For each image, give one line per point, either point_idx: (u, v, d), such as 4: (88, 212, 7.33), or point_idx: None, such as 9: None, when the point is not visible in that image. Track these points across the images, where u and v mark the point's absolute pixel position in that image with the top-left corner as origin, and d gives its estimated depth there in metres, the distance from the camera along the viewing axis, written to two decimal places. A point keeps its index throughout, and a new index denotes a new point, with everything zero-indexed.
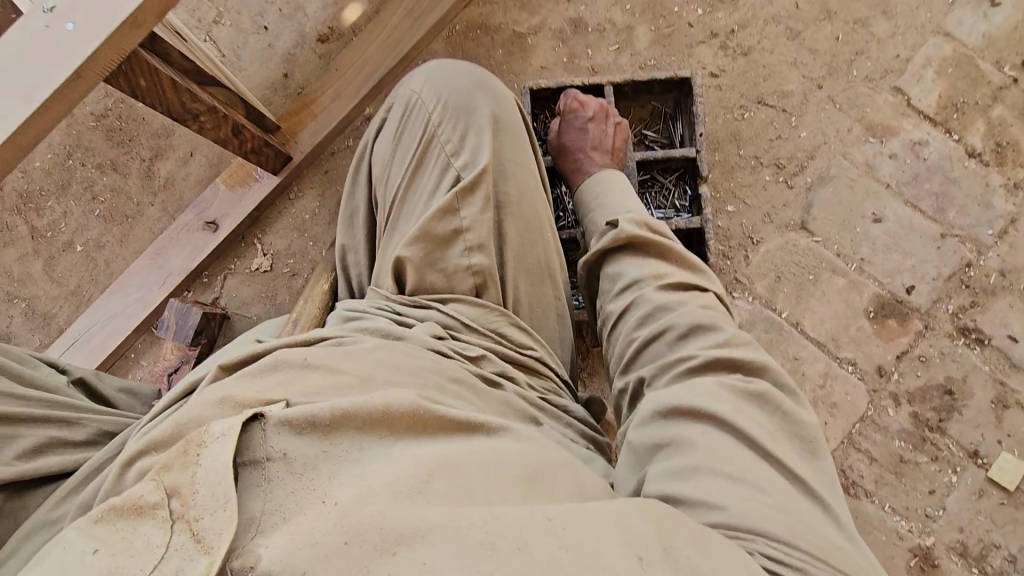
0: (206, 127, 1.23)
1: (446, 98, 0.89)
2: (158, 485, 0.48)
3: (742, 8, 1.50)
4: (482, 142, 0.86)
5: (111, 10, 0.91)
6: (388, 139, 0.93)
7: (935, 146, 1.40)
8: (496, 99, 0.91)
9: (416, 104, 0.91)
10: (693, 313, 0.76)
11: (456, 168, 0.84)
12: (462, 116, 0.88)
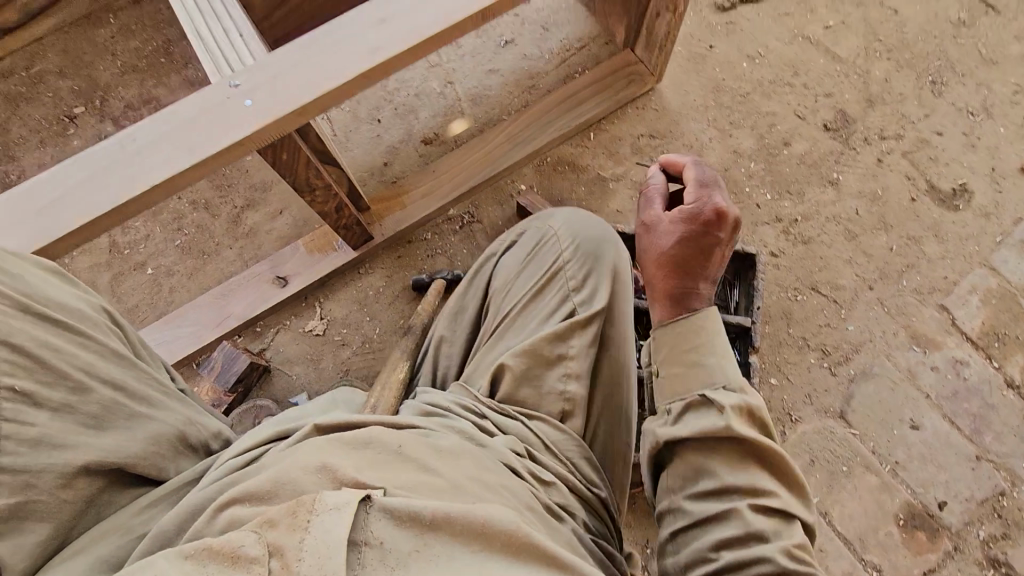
0: (316, 199, 1.35)
1: (580, 240, 1.01)
2: (261, 540, 0.49)
3: (806, 203, 1.66)
4: (600, 286, 0.96)
5: (284, 99, 1.05)
6: (514, 263, 1.05)
7: (975, 368, 1.46)
8: (622, 254, 1.02)
9: (552, 238, 1.03)
10: (750, 480, 0.69)
11: (574, 303, 0.93)
12: (587, 258, 0.99)
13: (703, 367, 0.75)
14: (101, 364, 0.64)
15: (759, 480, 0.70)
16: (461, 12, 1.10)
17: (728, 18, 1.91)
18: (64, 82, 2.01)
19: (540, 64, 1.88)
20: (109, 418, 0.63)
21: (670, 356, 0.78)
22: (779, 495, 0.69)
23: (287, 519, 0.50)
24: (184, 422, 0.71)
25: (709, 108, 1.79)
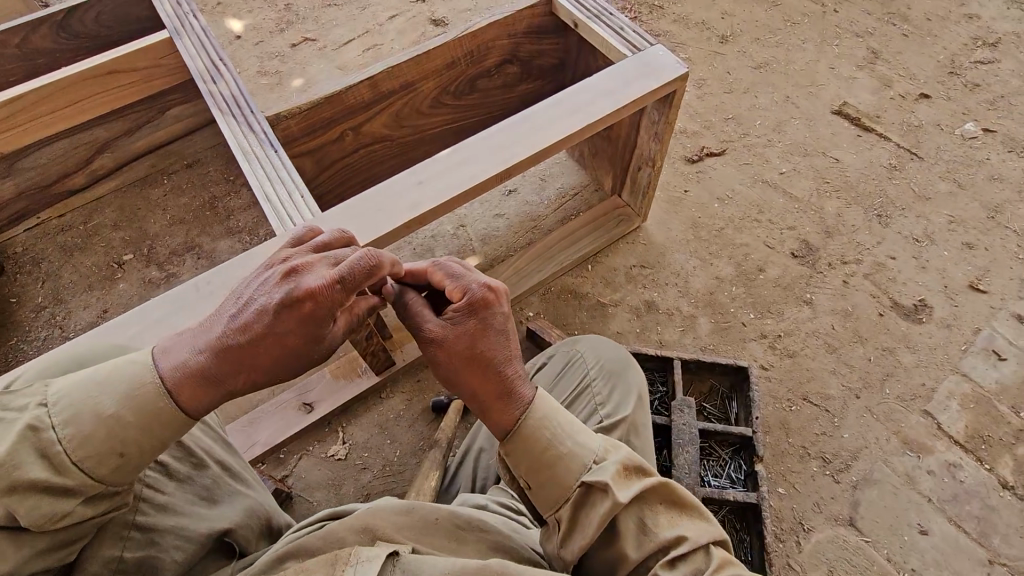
0: (352, 329, 1.52)
1: (603, 363, 1.27)
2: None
3: (786, 320, 1.84)
4: (625, 400, 1.19)
5: None
6: (545, 386, 1.30)
7: (969, 471, 1.54)
8: (639, 373, 1.26)
9: (578, 361, 1.31)
10: (651, 538, 0.79)
11: (601, 413, 1.17)
12: (611, 379, 1.24)
13: (566, 459, 0.81)
14: (215, 451, 0.96)
15: (660, 534, 0.79)
16: (483, 174, 1.35)
17: (697, 168, 2.25)
18: (118, 233, 2.18)
19: (540, 208, 2.17)
20: (214, 493, 0.92)
21: (535, 469, 0.81)
22: (685, 536, 0.78)
23: (324, 567, 0.69)
24: (262, 508, 0.98)
25: (690, 241, 2.05)
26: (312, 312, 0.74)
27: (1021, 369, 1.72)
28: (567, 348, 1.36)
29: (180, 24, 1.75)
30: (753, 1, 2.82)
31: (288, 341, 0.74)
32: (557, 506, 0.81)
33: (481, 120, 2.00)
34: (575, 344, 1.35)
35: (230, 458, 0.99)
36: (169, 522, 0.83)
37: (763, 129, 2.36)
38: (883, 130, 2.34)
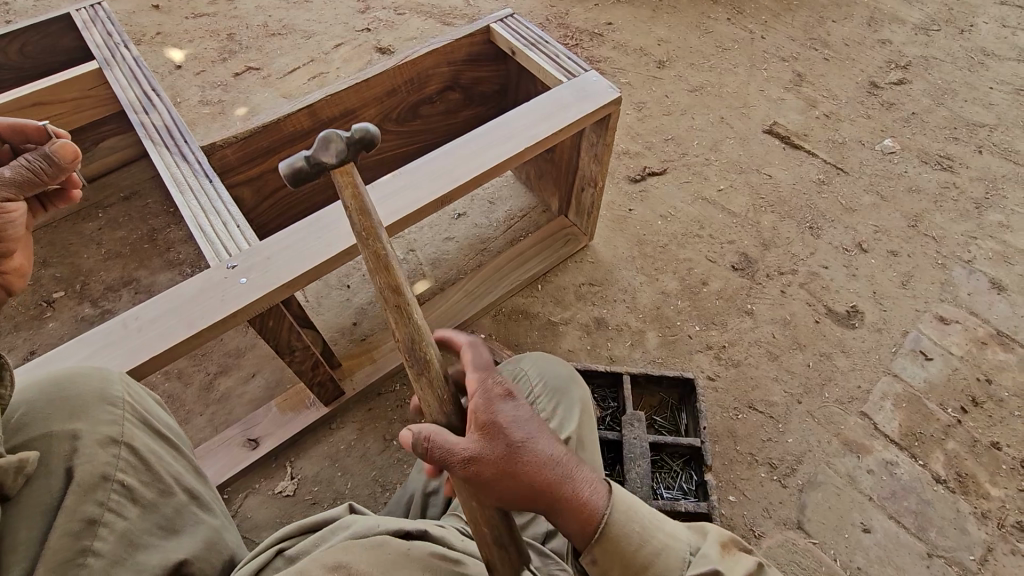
0: (296, 358, 1.48)
1: (546, 381, 1.25)
2: None
3: (730, 331, 1.90)
4: (571, 417, 1.17)
5: (274, 277, 1.22)
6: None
7: (904, 467, 1.61)
8: (582, 387, 1.25)
9: (522, 378, 1.28)
10: None
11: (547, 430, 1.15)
12: (555, 397, 1.23)
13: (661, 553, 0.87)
14: (182, 477, 0.91)
15: None
16: (425, 198, 1.36)
17: (640, 187, 2.33)
18: (47, 270, 2.06)
19: (489, 231, 2.19)
20: (175, 523, 0.84)
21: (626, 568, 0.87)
22: None
23: None
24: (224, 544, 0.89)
25: (636, 258, 2.10)
26: None
27: (946, 367, 1.82)
28: (512, 366, 1.33)
29: (110, 55, 1.71)
30: (686, 28, 2.97)
31: None
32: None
33: (426, 145, 2.02)
34: (519, 360, 1.32)
35: (197, 492, 0.91)
36: (123, 547, 0.76)
37: (701, 148, 2.47)
38: (812, 147, 2.48)
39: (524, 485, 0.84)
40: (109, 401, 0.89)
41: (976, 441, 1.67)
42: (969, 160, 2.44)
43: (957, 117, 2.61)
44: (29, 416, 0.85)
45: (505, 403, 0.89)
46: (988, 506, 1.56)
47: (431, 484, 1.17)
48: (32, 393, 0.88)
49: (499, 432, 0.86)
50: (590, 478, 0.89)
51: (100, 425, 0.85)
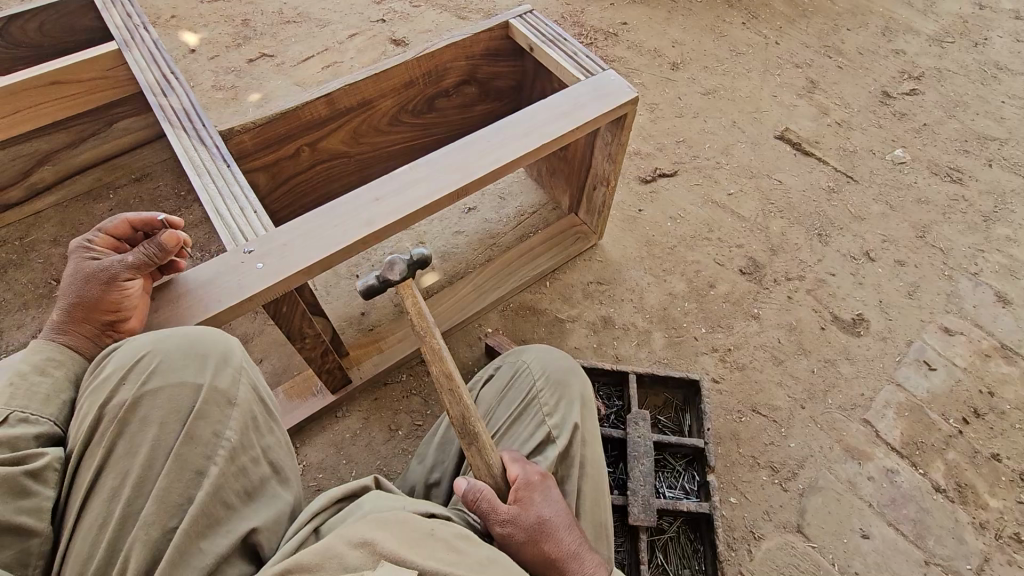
0: (307, 345, 1.49)
1: (547, 372, 1.21)
2: None
3: (736, 334, 1.92)
4: (572, 413, 1.14)
5: (289, 263, 1.23)
6: (491, 399, 1.24)
7: (904, 475, 1.63)
8: (582, 381, 1.22)
9: (522, 369, 1.23)
10: None
11: (549, 426, 1.12)
12: (557, 390, 1.18)
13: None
14: (275, 450, 1.00)
15: None
16: (442, 192, 1.36)
17: (651, 188, 2.33)
18: (58, 249, 2.08)
19: (499, 226, 2.20)
20: (257, 490, 0.94)
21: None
22: None
23: None
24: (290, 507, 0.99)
25: (644, 258, 2.11)
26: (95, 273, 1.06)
27: (950, 378, 1.83)
28: (512, 358, 1.29)
29: (129, 36, 1.71)
30: (701, 31, 2.97)
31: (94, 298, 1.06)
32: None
33: (440, 138, 2.03)
34: (518, 351, 1.28)
35: (279, 463, 1.00)
36: (209, 511, 0.85)
37: (712, 151, 2.47)
38: (823, 154, 2.48)
39: (542, 557, 0.92)
40: (230, 364, 0.99)
41: (976, 452, 1.68)
42: (979, 173, 2.45)
43: (968, 129, 2.61)
44: (150, 369, 0.94)
45: (539, 486, 1.00)
46: (986, 517, 1.57)
47: (432, 476, 1.17)
48: (153, 347, 0.97)
49: (530, 509, 0.95)
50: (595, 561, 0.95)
51: (210, 397, 0.93)
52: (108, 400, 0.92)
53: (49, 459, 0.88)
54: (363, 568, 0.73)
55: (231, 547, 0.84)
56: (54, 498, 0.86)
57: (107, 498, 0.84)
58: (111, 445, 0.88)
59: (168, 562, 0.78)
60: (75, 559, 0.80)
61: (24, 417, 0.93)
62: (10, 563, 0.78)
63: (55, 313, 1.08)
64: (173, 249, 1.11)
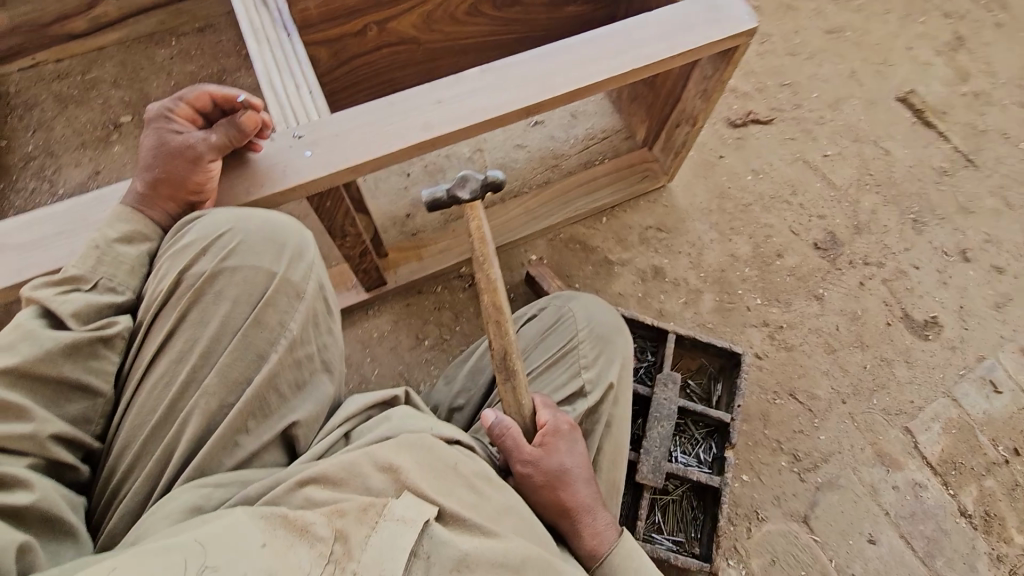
0: (347, 243, 1.45)
1: (593, 323, 1.14)
2: (328, 524, 0.68)
3: (792, 312, 1.79)
4: (612, 369, 1.07)
5: (340, 156, 1.15)
6: (530, 338, 1.19)
7: (932, 492, 1.55)
8: (627, 340, 1.14)
9: (568, 315, 1.17)
10: None
11: (585, 378, 1.07)
12: (599, 343, 1.11)
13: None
14: (333, 344, 0.96)
15: None
16: (515, 104, 1.23)
17: (739, 134, 2.10)
18: (117, 91, 2.03)
19: (564, 147, 2.04)
20: (308, 382, 0.90)
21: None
22: None
23: (359, 510, 0.70)
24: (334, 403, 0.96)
25: (712, 211, 1.95)
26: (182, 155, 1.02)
27: (1013, 405, 1.69)
28: (560, 301, 1.22)
29: None
30: None
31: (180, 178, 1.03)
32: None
33: (520, 38, 1.83)
34: (567, 295, 1.21)
35: (331, 362, 0.94)
36: (259, 399, 0.83)
37: (818, 103, 2.18)
38: (946, 128, 2.16)
39: (555, 505, 0.89)
40: (304, 255, 0.94)
41: (1017, 485, 1.58)
42: None
43: None
44: (230, 248, 0.90)
45: (567, 435, 0.95)
46: (1007, 551, 1.50)
47: (456, 401, 1.14)
48: (235, 225, 0.93)
49: (552, 456, 0.91)
50: (610, 521, 0.91)
51: (281, 289, 0.89)
52: (188, 267, 0.89)
53: (124, 330, 0.89)
54: (385, 493, 0.74)
55: (269, 441, 0.84)
56: (119, 361, 0.88)
57: (174, 358, 0.84)
58: (182, 311, 0.87)
59: (215, 443, 0.79)
60: (137, 414, 0.82)
61: (111, 287, 0.93)
62: (77, 418, 0.82)
63: (136, 182, 1.04)
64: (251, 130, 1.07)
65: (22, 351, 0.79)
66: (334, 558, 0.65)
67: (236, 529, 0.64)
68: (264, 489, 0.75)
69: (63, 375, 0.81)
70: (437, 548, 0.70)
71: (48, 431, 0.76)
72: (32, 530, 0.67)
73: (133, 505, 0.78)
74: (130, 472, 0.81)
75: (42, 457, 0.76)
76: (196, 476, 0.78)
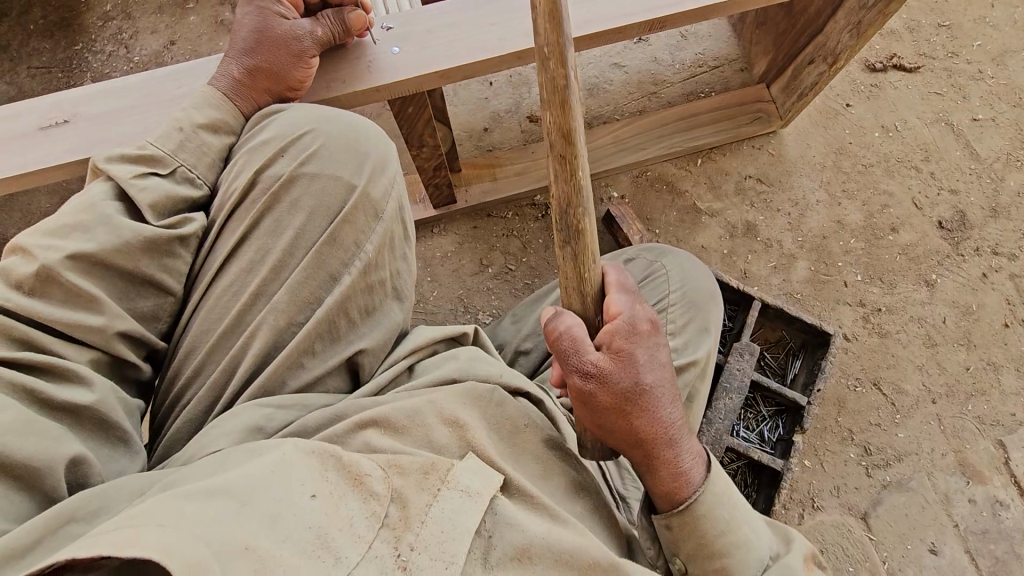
0: (422, 154, 1.34)
1: (688, 289, 1.02)
2: (386, 485, 0.64)
3: (895, 295, 1.60)
4: (700, 344, 0.97)
5: (430, 59, 1.04)
6: None
7: (1013, 513, 1.42)
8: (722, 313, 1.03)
9: (660, 274, 1.05)
10: None
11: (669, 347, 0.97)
12: (691, 313, 1.00)
13: (744, 546, 0.75)
14: (405, 273, 0.91)
15: None
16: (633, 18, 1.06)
17: (874, 81, 1.81)
18: None
19: (668, 72, 1.80)
20: (377, 309, 0.87)
21: (697, 550, 0.75)
22: None
23: (420, 475, 0.66)
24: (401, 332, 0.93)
25: (826, 168, 1.71)
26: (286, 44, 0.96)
27: None
28: (651, 256, 1.10)
29: None
30: None
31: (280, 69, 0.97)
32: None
33: None
34: (663, 250, 1.09)
35: (403, 291, 0.90)
36: (330, 320, 0.81)
37: (981, 53, 1.83)
38: None
39: (632, 429, 0.74)
40: (386, 172, 0.89)
41: None
42: None
43: None
44: (310, 151, 0.86)
45: (644, 343, 0.77)
46: None
47: (523, 344, 1.13)
48: (315, 126, 0.88)
49: (631, 368, 0.74)
50: (688, 452, 0.77)
51: (358, 204, 0.84)
52: (265, 167, 0.86)
53: (198, 230, 0.85)
54: (451, 454, 0.72)
55: (334, 367, 0.81)
56: (192, 262, 0.86)
57: (245, 267, 0.82)
58: (258, 217, 0.84)
59: (282, 361, 0.78)
60: (206, 318, 0.81)
61: (190, 179, 0.89)
62: (147, 314, 0.81)
63: (232, 66, 0.98)
64: (358, 32, 1.01)
65: (98, 238, 0.76)
66: (390, 522, 0.61)
67: (291, 472, 0.60)
68: (324, 421, 0.75)
69: (137, 270, 0.79)
70: (500, 528, 0.67)
71: (118, 327, 0.75)
72: (85, 430, 0.69)
73: (197, 412, 0.78)
74: (196, 377, 0.81)
75: (106, 351, 0.75)
76: (260, 395, 0.77)
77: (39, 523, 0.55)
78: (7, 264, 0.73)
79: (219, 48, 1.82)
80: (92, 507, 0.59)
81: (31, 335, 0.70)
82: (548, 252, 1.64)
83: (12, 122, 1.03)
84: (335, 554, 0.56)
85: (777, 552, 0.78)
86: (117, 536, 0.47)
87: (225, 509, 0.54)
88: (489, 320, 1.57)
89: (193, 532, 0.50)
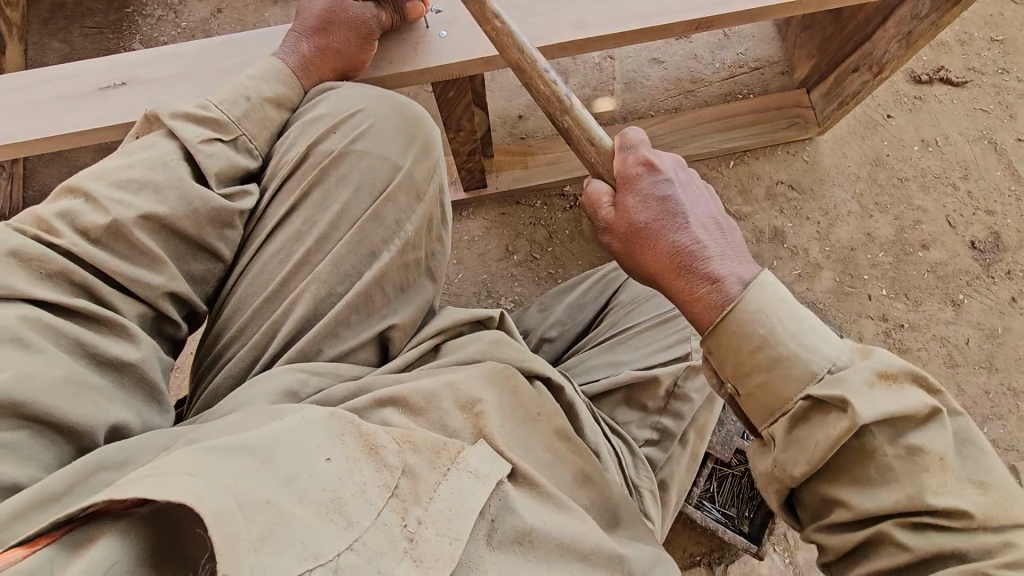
0: (459, 138, 1.37)
1: None
2: (397, 459, 0.67)
3: (919, 312, 1.59)
4: None
5: (478, 44, 1.07)
6: (644, 292, 1.15)
7: None
8: None
9: None
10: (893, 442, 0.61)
11: (695, 346, 1.01)
12: None
13: (787, 361, 0.66)
14: (438, 254, 0.95)
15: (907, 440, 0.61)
16: (680, 17, 1.08)
17: (919, 93, 1.77)
18: None
19: (707, 70, 1.79)
20: (410, 287, 0.91)
21: (739, 369, 0.69)
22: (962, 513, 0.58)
23: (430, 452, 0.70)
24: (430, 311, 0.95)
25: (860, 179, 1.70)
26: (354, 25, 1.01)
27: None
28: None
29: None
30: None
31: (348, 48, 1.01)
32: (771, 417, 0.68)
33: None
34: None
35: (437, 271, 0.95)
36: (365, 296, 0.84)
37: None
38: None
39: (642, 265, 0.81)
40: (432, 158, 0.93)
41: None
42: None
43: None
44: (361, 130, 0.90)
45: (636, 179, 0.82)
46: None
47: (549, 332, 1.19)
48: (365, 107, 0.93)
49: (625, 212, 0.82)
50: (714, 274, 0.74)
51: (401, 185, 0.88)
52: (316, 142, 0.90)
53: (254, 200, 0.90)
54: (465, 439, 0.74)
55: (368, 339, 0.85)
56: (244, 231, 0.90)
57: (292, 238, 0.87)
58: (308, 189, 0.88)
59: (321, 330, 0.81)
60: (254, 284, 0.86)
61: (248, 149, 0.93)
62: (197, 277, 0.85)
63: (303, 44, 1.02)
64: (412, 17, 1.06)
65: (161, 198, 0.80)
66: (400, 494, 0.64)
67: (309, 434, 0.64)
68: (350, 394, 0.78)
69: (198, 236, 0.83)
70: (502, 513, 0.68)
71: (172, 288, 0.80)
72: (126, 386, 0.73)
73: (238, 369, 0.83)
74: (236, 338, 0.85)
75: (152, 308, 0.79)
76: (299, 359, 0.81)
77: (72, 473, 0.59)
78: (72, 207, 0.75)
79: (264, 20, 1.85)
80: (120, 458, 0.63)
81: (93, 284, 0.74)
82: (573, 243, 1.65)
83: (72, 81, 1.08)
84: (346, 517, 0.59)
85: (849, 361, 0.66)
86: (151, 482, 0.51)
87: (247, 465, 0.58)
88: (510, 307, 1.60)
89: (218, 482, 0.54)
